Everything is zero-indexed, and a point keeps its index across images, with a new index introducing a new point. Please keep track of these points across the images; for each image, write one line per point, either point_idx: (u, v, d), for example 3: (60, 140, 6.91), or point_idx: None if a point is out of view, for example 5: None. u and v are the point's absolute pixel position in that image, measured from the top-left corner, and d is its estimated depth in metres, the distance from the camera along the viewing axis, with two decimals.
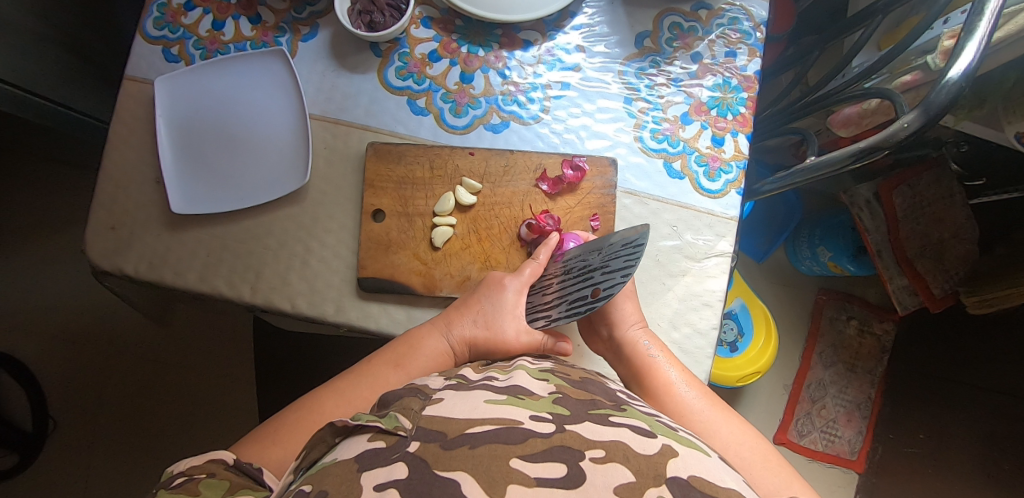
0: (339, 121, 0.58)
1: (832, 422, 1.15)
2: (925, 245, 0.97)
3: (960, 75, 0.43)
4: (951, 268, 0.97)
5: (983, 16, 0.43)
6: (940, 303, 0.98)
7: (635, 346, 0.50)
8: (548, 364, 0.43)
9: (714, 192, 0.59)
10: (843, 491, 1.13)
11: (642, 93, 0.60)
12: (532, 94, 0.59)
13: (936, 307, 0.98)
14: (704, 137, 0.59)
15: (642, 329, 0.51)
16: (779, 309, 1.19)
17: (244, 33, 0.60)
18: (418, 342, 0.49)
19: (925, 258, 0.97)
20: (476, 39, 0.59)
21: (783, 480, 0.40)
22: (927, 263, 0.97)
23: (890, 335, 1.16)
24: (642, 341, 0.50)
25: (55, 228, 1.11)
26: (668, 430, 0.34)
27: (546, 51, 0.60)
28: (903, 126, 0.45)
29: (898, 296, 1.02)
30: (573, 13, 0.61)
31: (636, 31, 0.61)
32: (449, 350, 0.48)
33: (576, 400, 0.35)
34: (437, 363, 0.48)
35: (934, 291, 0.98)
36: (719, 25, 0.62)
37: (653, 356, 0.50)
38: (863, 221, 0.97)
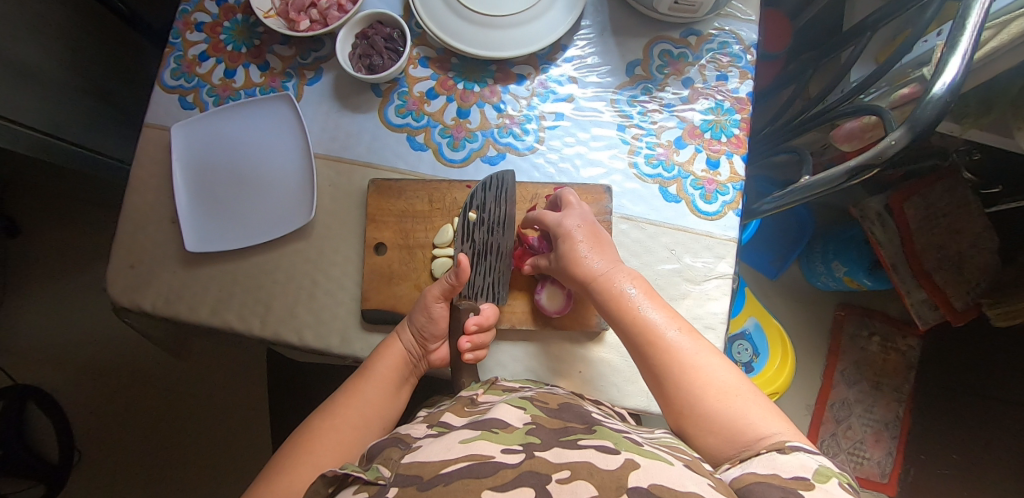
0: (342, 158, 0.61)
1: (859, 443, 1.12)
2: (943, 258, 0.94)
3: (945, 88, 0.43)
4: (972, 278, 0.93)
5: (965, 30, 0.43)
6: (962, 316, 0.95)
7: (608, 283, 0.49)
8: (530, 393, 0.45)
9: (712, 214, 0.59)
10: None
11: (635, 119, 0.62)
12: (527, 126, 0.61)
13: (958, 321, 0.95)
14: (699, 161, 0.60)
15: (616, 269, 0.50)
16: (796, 326, 1.16)
17: (254, 79, 0.63)
18: (378, 354, 0.52)
19: (944, 270, 0.94)
20: (471, 75, 0.62)
21: (735, 411, 0.43)
22: (947, 275, 0.94)
23: (915, 351, 1.12)
24: (615, 280, 0.49)
25: (83, 264, 1.16)
26: (632, 444, 0.36)
27: (539, 84, 0.62)
28: (891, 143, 0.45)
29: (918, 311, 1.00)
30: (565, 46, 0.63)
31: (627, 60, 0.63)
32: (406, 352, 0.52)
33: (549, 429, 0.37)
34: (397, 365, 0.52)
35: (957, 305, 0.95)
36: (709, 50, 0.63)
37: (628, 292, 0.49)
38: (875, 234, 0.96)
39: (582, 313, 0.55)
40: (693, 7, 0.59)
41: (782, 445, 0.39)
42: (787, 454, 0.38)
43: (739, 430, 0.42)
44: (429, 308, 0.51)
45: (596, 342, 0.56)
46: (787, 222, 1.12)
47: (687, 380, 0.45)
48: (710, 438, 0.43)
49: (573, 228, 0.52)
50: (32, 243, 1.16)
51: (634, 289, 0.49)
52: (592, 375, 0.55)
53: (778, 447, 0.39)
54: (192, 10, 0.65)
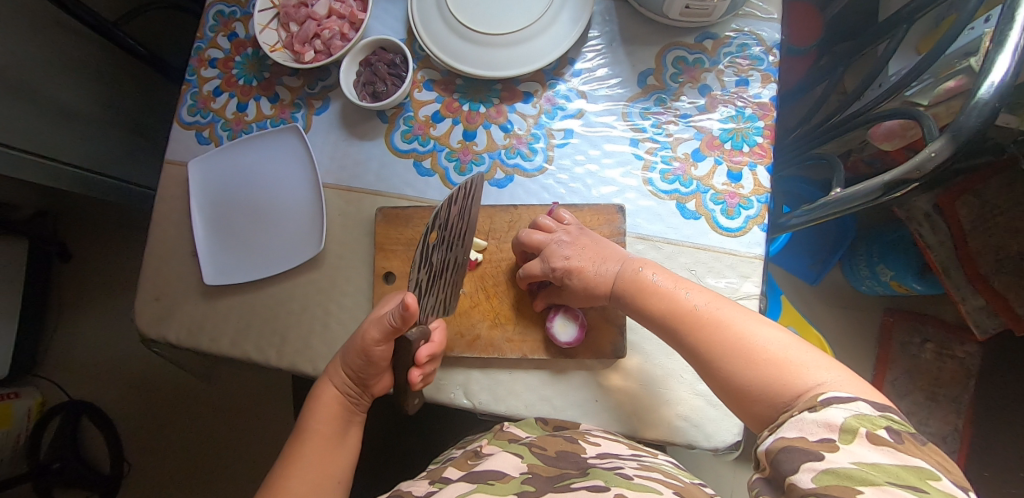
0: (351, 187, 0.61)
1: None
2: (1004, 259, 0.85)
3: (992, 89, 0.38)
4: None
5: (1014, 23, 0.38)
6: None
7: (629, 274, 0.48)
8: (531, 437, 0.48)
9: (735, 231, 0.55)
10: None
11: (649, 133, 0.59)
12: (535, 144, 0.59)
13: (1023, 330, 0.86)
14: (719, 174, 0.57)
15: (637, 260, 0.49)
16: (839, 333, 1.10)
17: (265, 111, 0.64)
18: (313, 404, 0.51)
19: (1005, 274, 0.85)
20: (477, 96, 0.61)
21: (777, 370, 0.38)
22: (1008, 280, 0.85)
23: (974, 358, 1.04)
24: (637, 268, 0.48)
25: (128, 286, 1.22)
26: (622, 480, 0.37)
27: (547, 101, 0.60)
28: (931, 155, 0.41)
29: (976, 318, 0.92)
30: (573, 60, 0.61)
31: (638, 70, 0.60)
32: (340, 394, 0.51)
33: (545, 477, 0.41)
34: (334, 410, 0.51)
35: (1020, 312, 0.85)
36: (727, 53, 0.60)
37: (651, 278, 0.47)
38: (923, 235, 0.88)
39: (598, 340, 0.53)
40: (706, 12, 0.56)
41: (818, 398, 0.35)
42: (816, 412, 0.34)
43: (776, 392, 0.38)
44: (369, 352, 0.47)
45: (613, 370, 0.53)
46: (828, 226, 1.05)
47: (716, 350, 0.41)
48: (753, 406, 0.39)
49: (573, 251, 0.51)
50: (81, 268, 1.23)
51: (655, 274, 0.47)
52: (608, 405, 0.53)
53: (809, 405, 0.35)
54: (206, 46, 0.66)
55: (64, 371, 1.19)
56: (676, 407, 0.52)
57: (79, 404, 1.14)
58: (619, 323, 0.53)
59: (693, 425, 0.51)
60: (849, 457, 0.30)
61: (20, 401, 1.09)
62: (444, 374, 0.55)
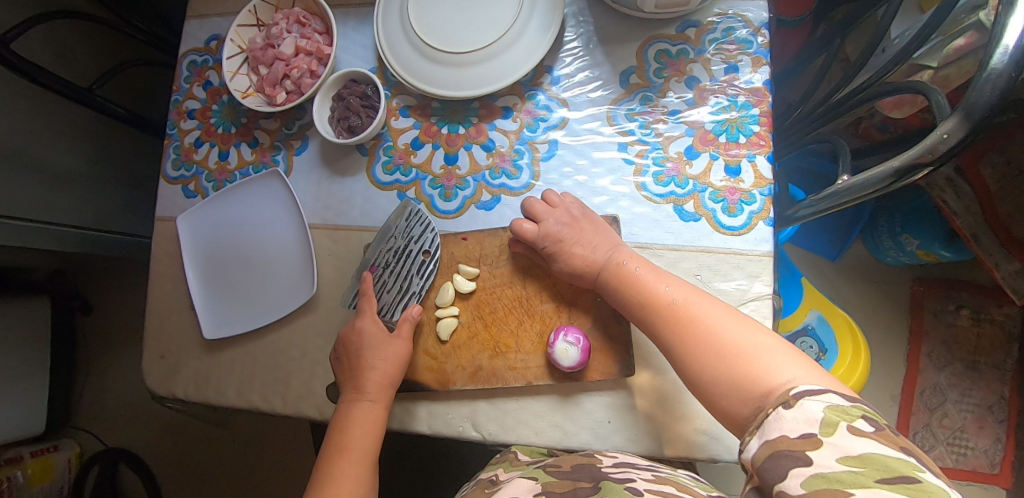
0: (338, 226, 0.59)
1: (960, 432, 1.00)
2: None
3: (1009, 54, 0.34)
4: None
5: None
6: None
7: (615, 266, 0.48)
8: (546, 460, 0.47)
9: (740, 229, 0.52)
10: None
11: (637, 135, 0.56)
12: (520, 161, 0.57)
13: None
14: (717, 170, 0.53)
15: (622, 250, 0.49)
16: (867, 308, 1.05)
17: (246, 158, 0.63)
18: (348, 417, 0.50)
19: None
20: (454, 117, 0.59)
21: (751, 366, 0.38)
22: None
23: (1015, 320, 0.99)
24: (622, 260, 0.48)
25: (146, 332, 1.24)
26: None
27: (527, 113, 0.58)
28: (943, 137, 0.38)
29: (1011, 283, 0.86)
30: (550, 68, 0.59)
31: (620, 69, 0.58)
32: (377, 403, 0.51)
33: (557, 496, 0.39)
34: (373, 421, 0.50)
35: None
36: (712, 41, 0.56)
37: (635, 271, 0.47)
38: (948, 202, 0.82)
39: (603, 360, 0.50)
40: None
41: (789, 393, 0.35)
42: (793, 407, 0.33)
43: (746, 383, 0.38)
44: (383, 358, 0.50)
45: (624, 388, 0.51)
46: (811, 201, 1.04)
47: (693, 349, 0.42)
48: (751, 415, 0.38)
49: (573, 228, 0.51)
50: (99, 320, 1.24)
51: (639, 266, 0.48)
52: (622, 426, 0.50)
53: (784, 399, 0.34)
54: (183, 98, 0.66)
55: (96, 421, 1.21)
56: (694, 421, 0.49)
57: (116, 450, 1.16)
58: (625, 340, 0.50)
59: (714, 438, 0.49)
60: (835, 455, 0.30)
61: (58, 453, 1.11)
62: (450, 408, 0.54)
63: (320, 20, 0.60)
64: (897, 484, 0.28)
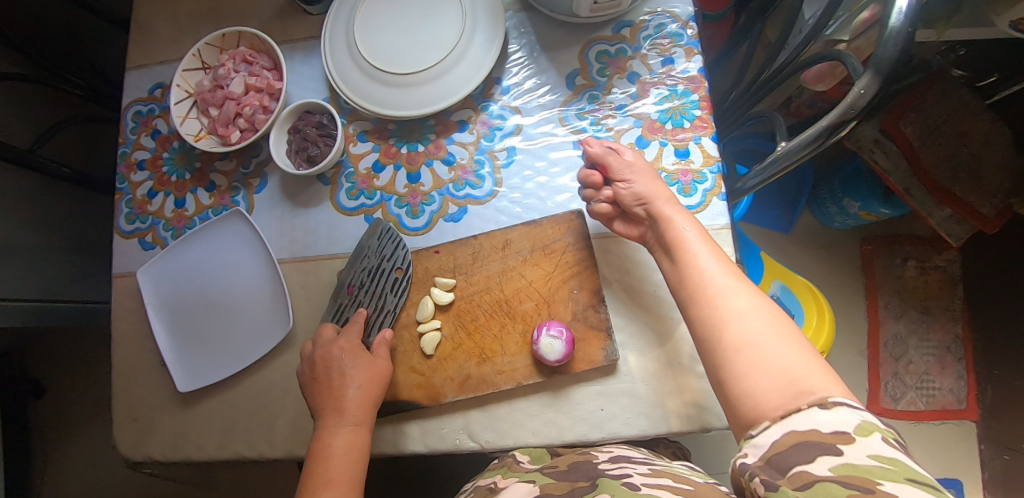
0: (307, 257, 0.59)
1: (926, 376, 1.06)
2: (956, 166, 0.86)
3: (903, 15, 0.38)
4: (993, 181, 0.85)
5: None
6: (995, 222, 0.86)
7: (669, 221, 0.47)
8: (539, 461, 0.48)
9: (697, 207, 0.55)
10: (963, 446, 1.04)
11: (590, 132, 0.58)
12: (481, 171, 0.58)
13: (992, 229, 0.86)
14: (667, 155, 0.56)
15: (676, 213, 0.48)
16: (824, 272, 1.11)
17: (203, 202, 0.62)
18: (327, 447, 0.48)
19: (963, 180, 0.86)
20: (412, 136, 0.60)
21: (781, 359, 0.37)
22: (966, 185, 0.86)
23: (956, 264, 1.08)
24: (678, 223, 0.47)
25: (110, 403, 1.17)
26: (628, 491, 0.37)
27: (482, 124, 0.59)
28: (860, 93, 0.42)
29: (948, 229, 0.91)
30: (498, 79, 0.61)
31: (565, 73, 0.60)
32: (357, 428, 0.49)
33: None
34: (354, 445, 0.49)
35: (985, 212, 0.86)
36: (647, 37, 0.60)
37: (684, 232, 0.46)
38: (879, 162, 0.87)
39: (587, 349, 0.52)
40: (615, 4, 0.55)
41: (825, 400, 0.34)
42: (828, 409, 0.33)
43: (778, 379, 0.36)
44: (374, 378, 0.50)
45: (610, 375, 0.52)
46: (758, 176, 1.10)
47: (722, 324, 0.40)
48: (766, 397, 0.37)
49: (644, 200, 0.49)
50: (55, 399, 1.17)
51: (688, 230, 0.46)
52: (616, 412, 0.52)
53: (821, 401, 0.34)
54: (131, 149, 0.64)
55: None
56: (683, 396, 0.51)
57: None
58: (606, 328, 0.52)
59: (705, 409, 0.50)
60: (867, 451, 0.30)
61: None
62: (444, 422, 0.53)
63: (267, 57, 0.61)
64: (926, 485, 0.28)
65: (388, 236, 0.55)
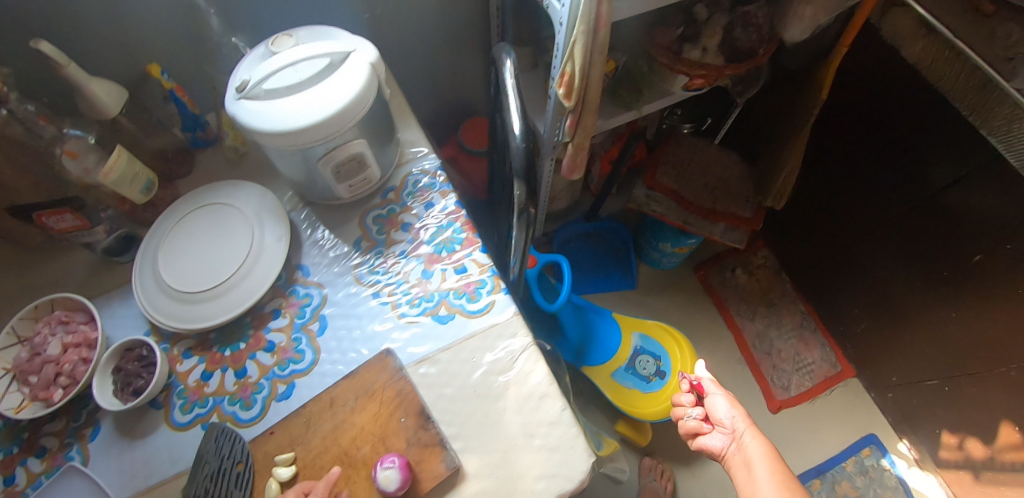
0: (151, 486, 0.59)
1: (798, 356, 1.25)
2: (711, 188, 1.06)
3: (518, 139, 0.59)
4: (741, 190, 1.07)
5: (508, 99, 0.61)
6: (757, 219, 1.04)
7: (737, 443, 0.75)
8: None
9: (487, 308, 0.65)
10: (856, 401, 1.21)
11: (383, 280, 0.67)
12: (300, 345, 0.65)
13: (758, 224, 1.04)
14: (449, 276, 0.67)
15: (732, 424, 0.76)
16: (679, 310, 1.26)
17: (36, 470, 0.60)
18: None
19: (720, 198, 1.06)
20: (233, 337, 0.66)
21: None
22: (724, 200, 1.05)
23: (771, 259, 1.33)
24: (723, 431, 0.77)
25: None
26: None
27: (292, 306, 0.67)
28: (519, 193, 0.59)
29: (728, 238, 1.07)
30: (297, 264, 0.69)
31: (351, 241, 0.70)
32: None
33: None
34: None
35: (747, 215, 1.05)
36: (409, 193, 0.72)
37: (749, 446, 0.73)
38: (656, 210, 1.05)
39: (428, 466, 0.56)
40: (367, 179, 0.67)
41: None
42: None
43: None
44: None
45: (459, 481, 0.57)
46: (576, 255, 1.25)
47: (754, 483, 0.70)
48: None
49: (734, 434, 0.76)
50: None
51: (755, 453, 0.72)
52: None
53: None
54: None
55: None
56: (528, 473, 0.57)
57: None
58: (440, 441, 0.57)
59: (552, 476, 0.57)
60: None
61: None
62: None
63: (82, 312, 0.66)
64: None
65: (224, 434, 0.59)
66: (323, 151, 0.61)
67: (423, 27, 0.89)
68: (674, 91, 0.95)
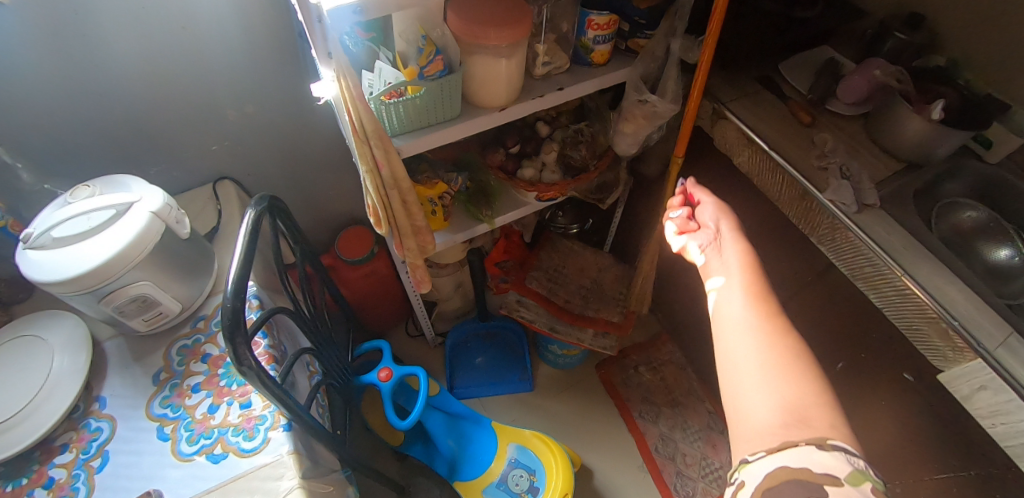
0: None
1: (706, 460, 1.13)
2: (585, 291, 1.06)
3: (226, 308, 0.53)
4: (614, 293, 1.06)
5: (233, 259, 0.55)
6: (625, 325, 1.03)
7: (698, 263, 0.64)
8: None
9: (261, 446, 0.65)
10: None
11: (171, 415, 0.68)
12: (77, 483, 0.64)
13: (627, 330, 1.03)
14: (233, 411, 0.68)
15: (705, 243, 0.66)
16: (577, 411, 1.20)
17: None
18: None
19: (592, 301, 1.05)
20: (19, 470, 0.64)
21: (777, 382, 0.47)
22: (595, 304, 1.04)
23: (677, 354, 1.27)
24: (711, 266, 0.62)
25: None
26: None
27: (81, 440, 0.67)
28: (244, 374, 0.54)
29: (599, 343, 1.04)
30: (99, 395, 0.71)
31: (150, 372, 0.72)
32: None
33: None
34: None
35: (615, 320, 1.03)
36: (217, 322, 0.75)
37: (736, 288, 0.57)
38: (525, 316, 1.05)
39: None
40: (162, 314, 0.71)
41: (824, 442, 0.42)
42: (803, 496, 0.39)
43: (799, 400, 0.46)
44: None
45: None
46: (473, 357, 1.25)
47: (771, 338, 0.50)
48: (732, 404, 0.50)
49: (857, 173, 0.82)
50: None
51: (736, 299, 0.56)
52: None
53: (819, 442, 0.42)
54: None
55: None
56: None
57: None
58: None
59: None
60: None
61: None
62: None
63: None
64: None
65: None
66: (100, 296, 0.64)
67: (285, 152, 0.95)
68: (527, 201, 0.96)
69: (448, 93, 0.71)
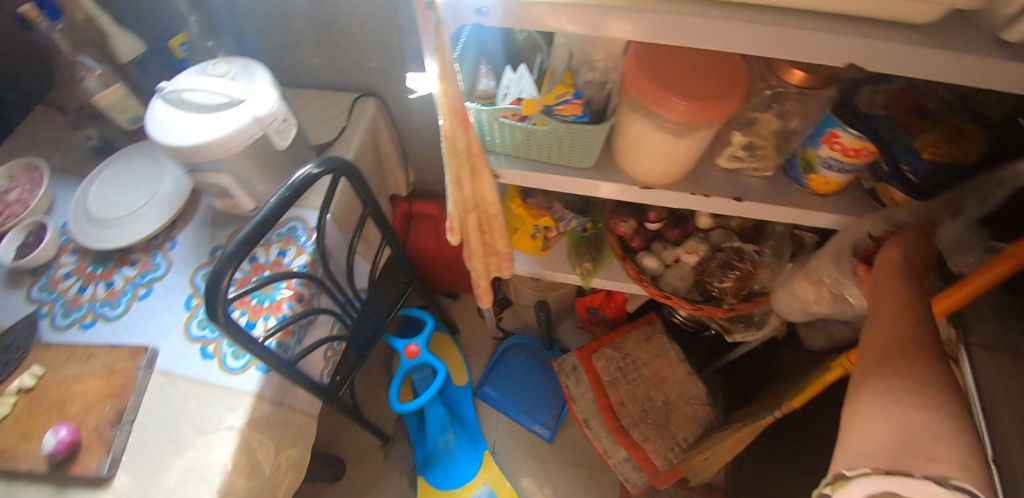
0: None
1: None
2: (648, 409, 0.87)
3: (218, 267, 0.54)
4: (679, 432, 0.85)
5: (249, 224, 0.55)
6: (663, 478, 0.84)
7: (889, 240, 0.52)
8: None
9: (238, 370, 0.67)
10: None
11: (203, 292, 0.74)
12: (123, 298, 0.75)
13: (660, 484, 0.84)
14: None
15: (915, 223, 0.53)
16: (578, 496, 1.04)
17: None
18: None
19: (647, 423, 0.86)
20: (102, 260, 0.79)
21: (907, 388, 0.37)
22: (648, 429, 0.86)
23: None
24: (902, 245, 0.50)
25: None
26: None
27: (144, 266, 0.77)
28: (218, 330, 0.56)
29: (624, 470, 0.89)
30: (175, 236, 0.79)
31: (213, 245, 0.79)
32: None
33: None
34: None
35: (657, 463, 0.84)
36: (279, 233, 0.74)
37: (912, 278, 0.46)
38: (569, 387, 0.94)
39: (85, 458, 0.62)
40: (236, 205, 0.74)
41: (946, 476, 0.32)
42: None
43: (940, 411, 0.35)
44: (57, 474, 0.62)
45: (101, 488, 0.62)
46: (519, 372, 1.13)
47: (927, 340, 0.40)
48: (846, 403, 0.41)
49: None
50: None
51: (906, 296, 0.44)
52: None
53: (938, 479, 0.32)
54: None
55: None
56: None
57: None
58: (110, 443, 0.63)
59: None
60: None
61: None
62: None
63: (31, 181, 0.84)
64: None
65: (24, 326, 0.73)
66: (189, 169, 0.68)
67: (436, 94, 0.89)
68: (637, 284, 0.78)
69: (585, 140, 0.55)
